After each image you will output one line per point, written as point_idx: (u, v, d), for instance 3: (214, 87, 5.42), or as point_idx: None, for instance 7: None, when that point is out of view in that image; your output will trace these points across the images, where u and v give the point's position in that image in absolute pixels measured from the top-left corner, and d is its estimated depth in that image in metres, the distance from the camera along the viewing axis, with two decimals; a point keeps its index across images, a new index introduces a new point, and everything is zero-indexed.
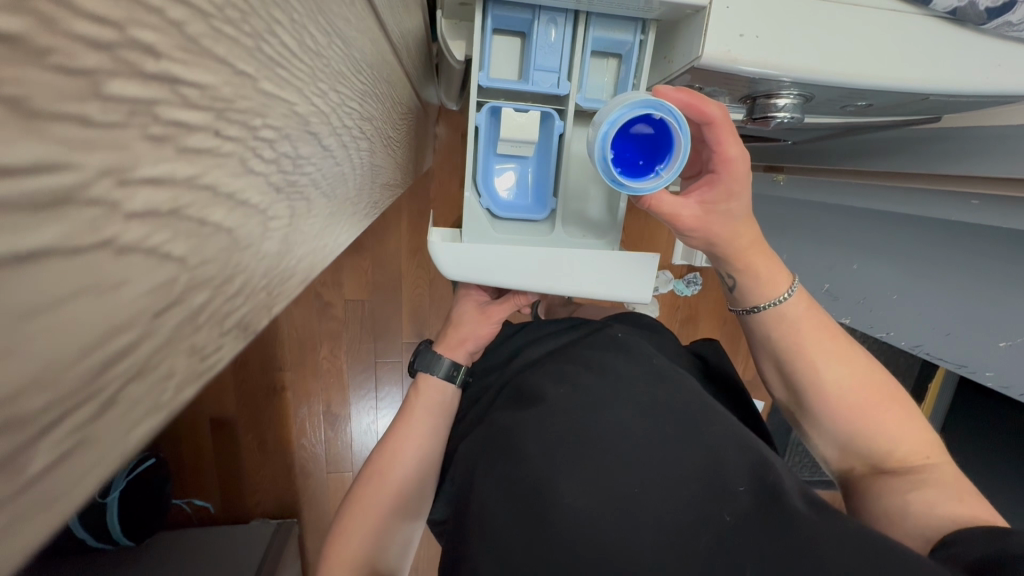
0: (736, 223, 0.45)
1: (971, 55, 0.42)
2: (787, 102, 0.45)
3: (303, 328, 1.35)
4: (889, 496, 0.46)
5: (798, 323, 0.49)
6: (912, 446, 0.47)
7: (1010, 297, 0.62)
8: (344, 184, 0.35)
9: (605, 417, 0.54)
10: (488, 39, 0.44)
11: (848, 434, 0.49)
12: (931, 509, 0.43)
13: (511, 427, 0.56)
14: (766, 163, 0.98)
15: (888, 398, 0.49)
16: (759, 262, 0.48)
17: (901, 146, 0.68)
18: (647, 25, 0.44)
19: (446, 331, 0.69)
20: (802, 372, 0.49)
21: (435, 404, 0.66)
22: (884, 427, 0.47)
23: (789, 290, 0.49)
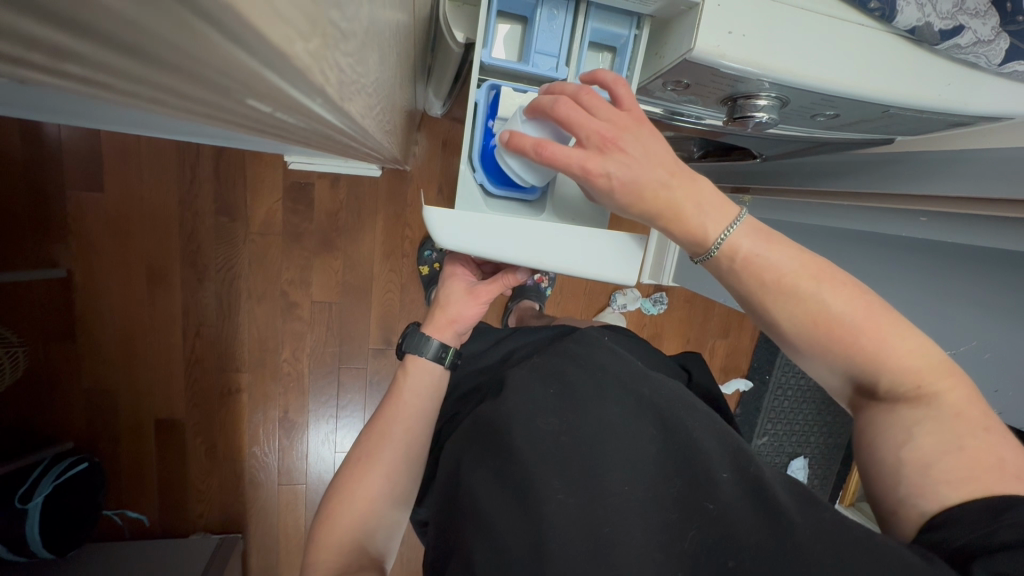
0: (642, 178, 0.40)
1: (926, 71, 0.47)
2: (766, 103, 0.49)
3: (265, 328, 1.30)
4: (884, 451, 0.46)
5: (745, 265, 0.45)
6: (898, 374, 0.44)
7: (953, 308, 0.67)
8: (368, 54, 0.35)
9: (593, 413, 0.53)
10: (492, 20, 0.45)
11: (823, 361, 0.47)
12: (929, 469, 0.43)
13: (499, 419, 0.55)
14: (735, 184, 1.04)
15: (867, 325, 0.44)
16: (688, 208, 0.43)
17: (864, 166, 0.74)
18: (641, 20, 0.47)
19: (434, 310, 0.68)
20: (759, 309, 0.47)
21: (424, 383, 0.64)
22: (861, 356, 0.45)
23: (726, 230, 0.44)
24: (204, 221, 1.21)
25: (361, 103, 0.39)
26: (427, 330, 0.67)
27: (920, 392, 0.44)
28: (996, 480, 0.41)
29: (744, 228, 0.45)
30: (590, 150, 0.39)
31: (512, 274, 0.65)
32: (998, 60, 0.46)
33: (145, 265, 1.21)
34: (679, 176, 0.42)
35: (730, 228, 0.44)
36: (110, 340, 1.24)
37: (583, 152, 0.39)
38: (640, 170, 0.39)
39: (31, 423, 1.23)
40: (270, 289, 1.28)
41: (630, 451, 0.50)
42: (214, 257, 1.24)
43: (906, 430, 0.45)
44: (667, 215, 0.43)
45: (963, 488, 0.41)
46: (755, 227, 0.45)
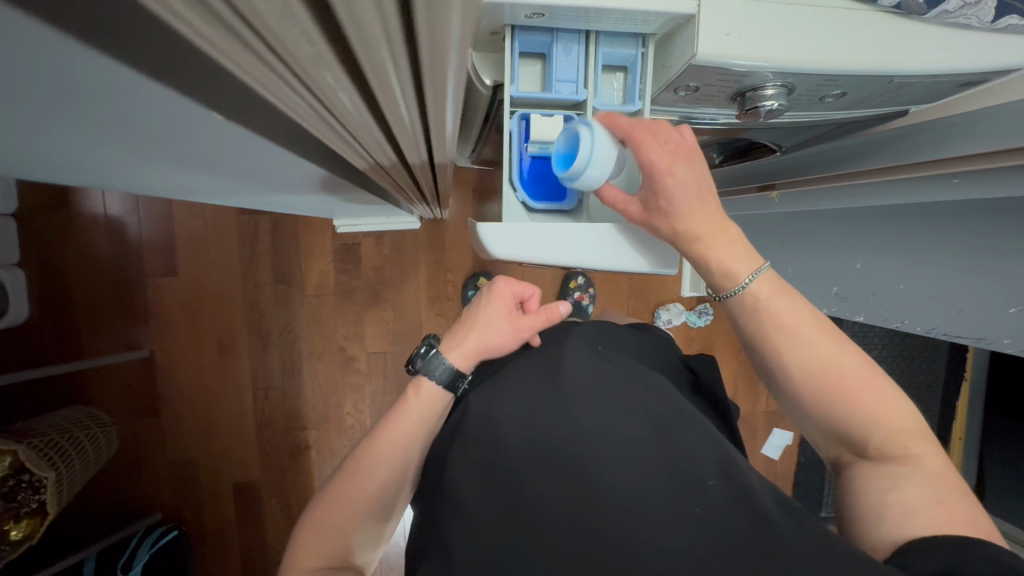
0: (688, 204, 0.47)
1: (920, 39, 0.50)
2: (773, 92, 0.53)
3: (327, 384, 1.37)
4: (867, 496, 0.46)
5: (758, 310, 0.49)
6: (891, 432, 0.46)
7: (1008, 264, 0.66)
8: (442, 96, 0.39)
9: (585, 411, 0.55)
10: (515, 60, 0.51)
11: (822, 414, 0.49)
12: (913, 515, 0.43)
13: (494, 421, 0.56)
14: (760, 182, 1.06)
15: (867, 377, 0.48)
16: (716, 250, 0.49)
17: (887, 143, 0.76)
18: (646, 39, 0.52)
19: (459, 329, 0.68)
20: (768, 355, 0.49)
21: (428, 408, 0.64)
22: (860, 411, 0.47)
23: (753, 274, 0.49)
24: (264, 289, 1.32)
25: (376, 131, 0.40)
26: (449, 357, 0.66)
27: (906, 453, 0.46)
28: (973, 531, 0.41)
29: (765, 281, 0.49)
30: (669, 152, 0.45)
31: (550, 310, 0.68)
32: (990, 17, 0.48)
33: (216, 338, 1.32)
34: (708, 202, 0.48)
35: (751, 275, 0.49)
36: (188, 411, 1.33)
37: (663, 151, 0.45)
38: (691, 180, 0.46)
39: (122, 497, 1.31)
40: (329, 346, 1.36)
41: (620, 458, 0.51)
42: (276, 322, 1.34)
43: (891, 480, 0.45)
44: (696, 244, 0.49)
45: (941, 529, 0.41)
46: (771, 280, 0.50)
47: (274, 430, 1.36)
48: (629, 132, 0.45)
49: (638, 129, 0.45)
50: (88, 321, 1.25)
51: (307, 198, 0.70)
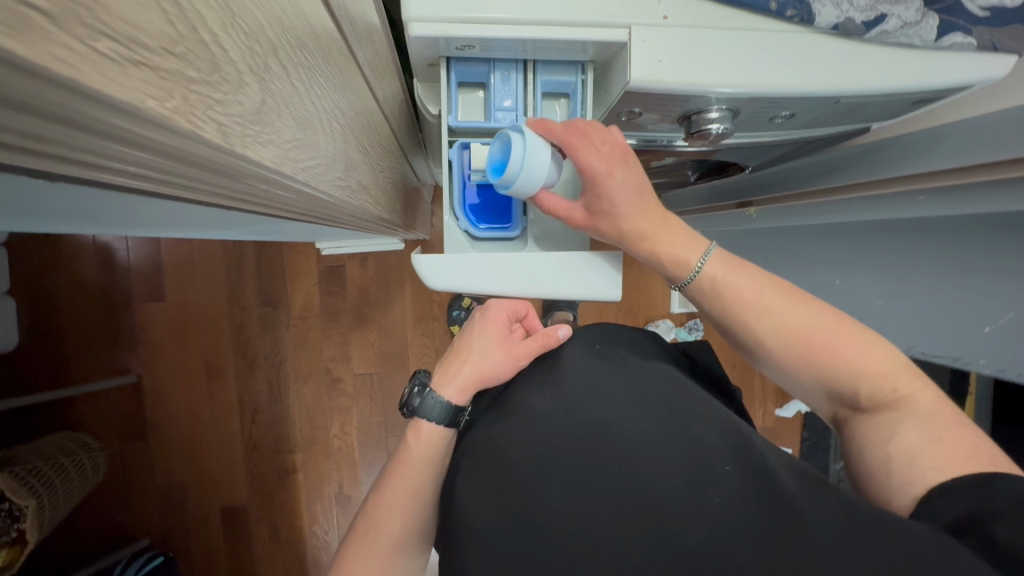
0: (629, 204, 0.48)
1: (865, 60, 0.49)
2: (718, 115, 0.53)
3: (313, 406, 1.37)
4: (872, 445, 0.46)
5: (722, 288, 0.51)
6: (875, 380, 0.46)
7: (980, 282, 0.64)
8: (367, 141, 0.38)
9: (580, 400, 0.47)
10: (453, 91, 0.51)
11: (802, 375, 0.49)
12: (917, 459, 0.42)
13: (487, 435, 0.49)
14: (739, 199, 1.05)
15: (839, 331, 0.48)
16: (666, 243, 0.51)
17: (857, 160, 0.75)
18: (585, 66, 0.52)
19: (452, 358, 0.59)
20: (740, 328, 0.51)
21: (436, 451, 0.55)
22: (837, 364, 0.47)
23: (703, 257, 0.51)
24: (250, 313, 1.33)
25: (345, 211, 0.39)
26: (443, 389, 0.56)
27: (897, 396, 0.45)
28: (980, 465, 0.40)
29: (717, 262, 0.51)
30: (606, 154, 0.46)
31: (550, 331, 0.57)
32: (933, 37, 0.48)
33: (203, 362, 1.33)
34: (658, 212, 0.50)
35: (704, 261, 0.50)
36: (176, 436, 1.33)
37: (600, 155, 0.45)
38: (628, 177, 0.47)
39: (110, 524, 1.30)
40: (315, 368, 1.36)
41: (628, 449, 0.44)
42: (262, 345, 1.34)
43: (890, 427, 0.45)
44: (638, 241, 0.50)
45: (951, 470, 0.41)
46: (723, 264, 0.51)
47: (260, 453, 1.36)
48: (564, 136, 0.46)
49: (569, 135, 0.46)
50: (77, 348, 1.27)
51: (270, 228, 0.70)
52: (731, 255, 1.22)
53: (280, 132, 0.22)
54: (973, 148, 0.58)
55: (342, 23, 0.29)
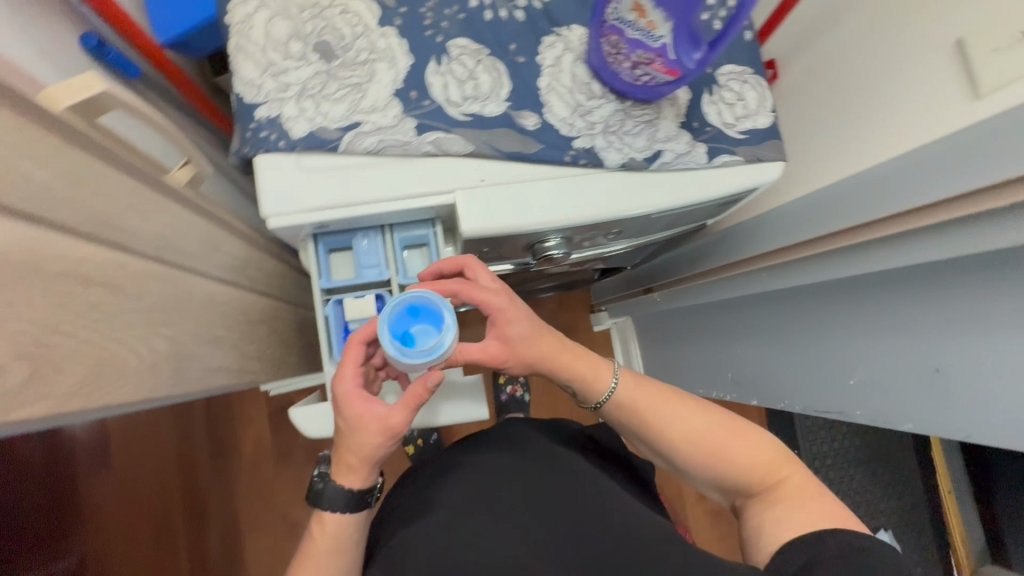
0: (531, 341, 0.58)
1: (657, 184, 0.60)
2: (554, 242, 0.62)
3: (270, 556, 1.31)
4: (758, 524, 0.52)
5: (631, 399, 0.60)
6: (754, 468, 0.54)
7: (836, 339, 0.72)
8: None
9: (491, 516, 0.57)
10: (323, 259, 0.60)
11: (708, 471, 0.57)
12: (779, 522, 0.49)
13: (406, 548, 0.57)
14: (644, 286, 1.15)
15: (728, 431, 0.57)
16: (578, 367, 0.60)
17: (717, 247, 0.86)
18: (435, 221, 0.61)
19: (336, 447, 0.54)
20: (653, 432, 0.59)
21: (341, 539, 0.55)
22: (728, 460, 0.55)
23: (614, 379, 0.61)
24: (201, 467, 1.32)
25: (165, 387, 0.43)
26: (344, 481, 0.54)
27: (774, 480, 0.53)
28: (829, 523, 0.47)
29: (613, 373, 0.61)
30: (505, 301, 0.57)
31: (421, 379, 0.51)
32: (705, 159, 0.61)
33: (152, 529, 1.28)
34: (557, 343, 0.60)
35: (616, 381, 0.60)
36: None
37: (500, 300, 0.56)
38: (517, 309, 0.57)
39: None
40: (271, 515, 1.32)
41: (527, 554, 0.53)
42: (215, 499, 1.32)
43: (774, 515, 0.50)
44: (551, 369, 0.60)
45: (800, 529, 0.47)
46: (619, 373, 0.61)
47: None
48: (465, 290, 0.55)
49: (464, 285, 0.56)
50: None
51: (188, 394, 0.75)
52: (657, 335, 1.30)
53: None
54: (783, 231, 0.68)
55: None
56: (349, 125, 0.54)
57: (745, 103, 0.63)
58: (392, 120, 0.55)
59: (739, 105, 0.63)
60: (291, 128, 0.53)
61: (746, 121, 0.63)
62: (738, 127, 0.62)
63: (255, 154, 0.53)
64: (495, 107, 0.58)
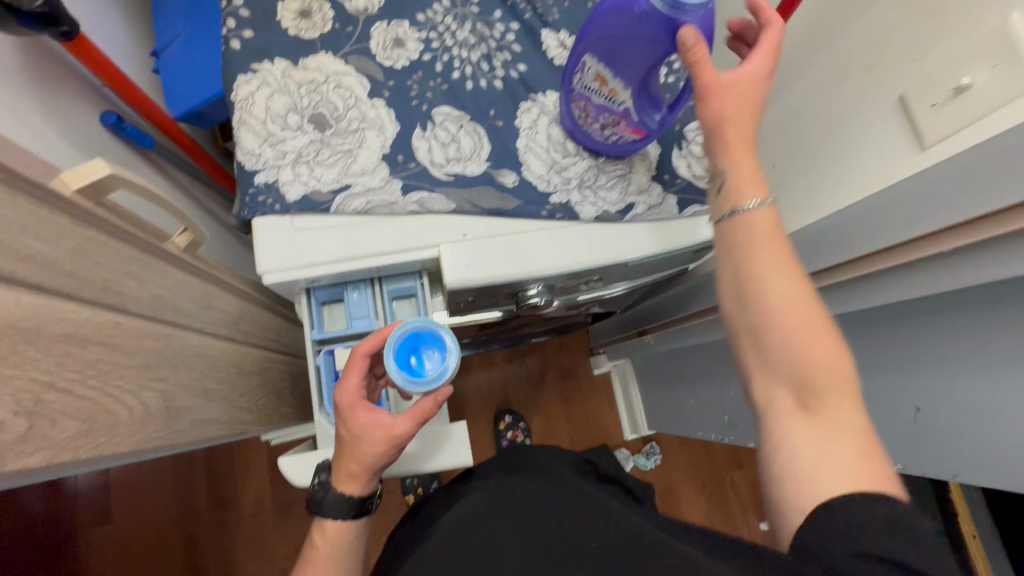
0: (723, 115, 0.45)
1: (632, 235, 0.63)
2: (535, 291, 0.65)
3: None
4: (779, 441, 0.40)
5: (748, 229, 0.43)
6: (820, 373, 0.39)
7: None
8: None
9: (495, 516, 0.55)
10: (316, 311, 0.63)
11: (777, 348, 0.41)
12: (807, 451, 0.38)
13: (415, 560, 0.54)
14: (638, 327, 1.16)
15: (819, 327, 0.40)
16: (739, 158, 0.45)
17: (699, 291, 0.89)
18: (423, 273, 0.65)
19: (337, 456, 0.56)
20: (738, 273, 0.43)
21: (340, 544, 0.57)
22: (799, 357, 0.40)
23: (759, 198, 0.43)
24: (202, 518, 1.32)
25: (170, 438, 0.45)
26: (344, 489, 0.55)
27: (824, 401, 0.39)
28: (878, 481, 0.36)
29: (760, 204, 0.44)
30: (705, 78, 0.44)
31: (428, 395, 0.55)
32: (676, 209, 0.64)
33: None
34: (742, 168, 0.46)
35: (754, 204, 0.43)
36: None
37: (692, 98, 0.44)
38: (743, 109, 0.45)
39: None
40: (269, 569, 1.31)
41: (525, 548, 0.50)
42: (214, 551, 1.31)
43: (795, 437, 0.39)
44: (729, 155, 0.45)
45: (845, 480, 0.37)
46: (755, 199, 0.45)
47: None
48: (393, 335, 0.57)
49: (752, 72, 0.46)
50: None
51: None
52: (655, 376, 1.30)
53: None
54: None
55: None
56: (340, 188, 0.59)
57: None
58: (380, 182, 0.60)
59: None
60: (286, 192, 0.58)
61: None
62: (708, 178, 0.66)
63: (253, 217, 0.57)
64: (475, 167, 0.62)
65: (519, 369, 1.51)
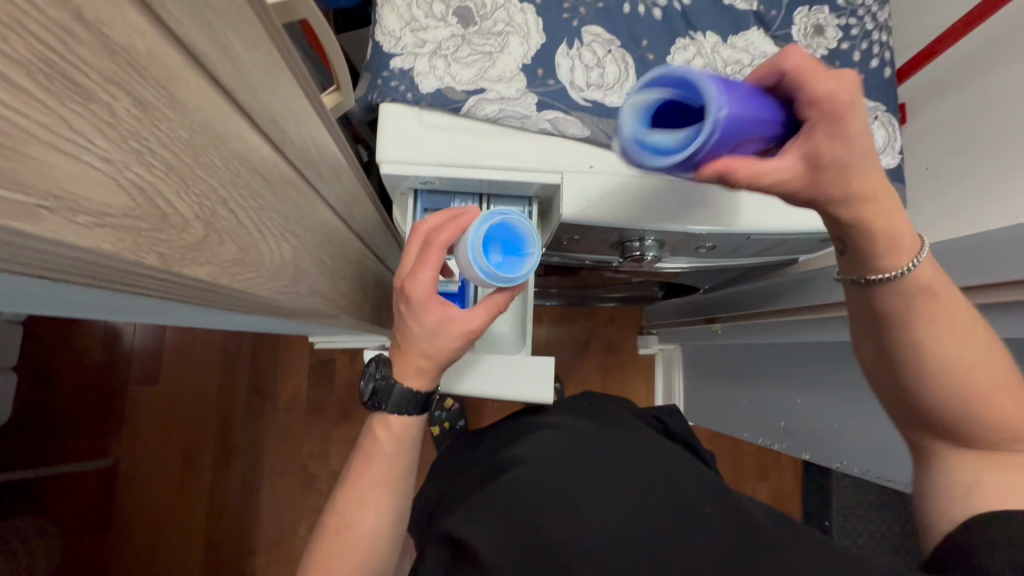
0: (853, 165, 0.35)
1: (770, 205, 0.58)
2: (647, 244, 0.61)
3: (284, 504, 1.34)
4: (956, 473, 0.41)
5: (919, 292, 0.40)
6: (997, 422, 0.40)
7: None
8: (326, 261, 0.46)
9: (586, 460, 0.56)
10: (420, 216, 0.61)
11: (960, 404, 0.40)
12: (982, 487, 0.39)
13: (511, 482, 0.54)
14: (705, 314, 1.12)
15: (1000, 382, 0.40)
16: (884, 219, 0.38)
17: (793, 288, 0.83)
18: (533, 201, 0.62)
19: (403, 350, 0.54)
20: (904, 337, 0.41)
21: (401, 444, 0.56)
22: (983, 409, 0.40)
23: (917, 257, 0.39)
24: (238, 403, 1.36)
25: (315, 309, 0.44)
26: (410, 385, 0.54)
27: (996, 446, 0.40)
28: None
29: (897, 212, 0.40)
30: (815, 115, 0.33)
31: (504, 292, 0.54)
32: None
33: (183, 451, 1.34)
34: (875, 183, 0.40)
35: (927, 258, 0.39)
36: (138, 530, 1.29)
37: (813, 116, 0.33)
38: (869, 155, 0.34)
39: None
40: (292, 464, 1.35)
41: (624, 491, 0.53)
42: (244, 436, 1.36)
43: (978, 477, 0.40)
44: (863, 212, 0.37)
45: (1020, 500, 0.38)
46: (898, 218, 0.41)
47: (222, 555, 1.30)
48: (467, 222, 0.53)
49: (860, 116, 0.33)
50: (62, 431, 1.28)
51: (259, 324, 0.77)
52: (706, 369, 1.26)
53: (249, 246, 0.30)
54: None
55: (307, 170, 0.38)
56: (474, 90, 0.55)
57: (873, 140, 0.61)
58: (515, 93, 0.56)
59: None
60: (420, 83, 0.54)
61: None
62: None
63: (381, 101, 0.54)
64: (616, 98, 0.57)
65: (565, 331, 1.49)
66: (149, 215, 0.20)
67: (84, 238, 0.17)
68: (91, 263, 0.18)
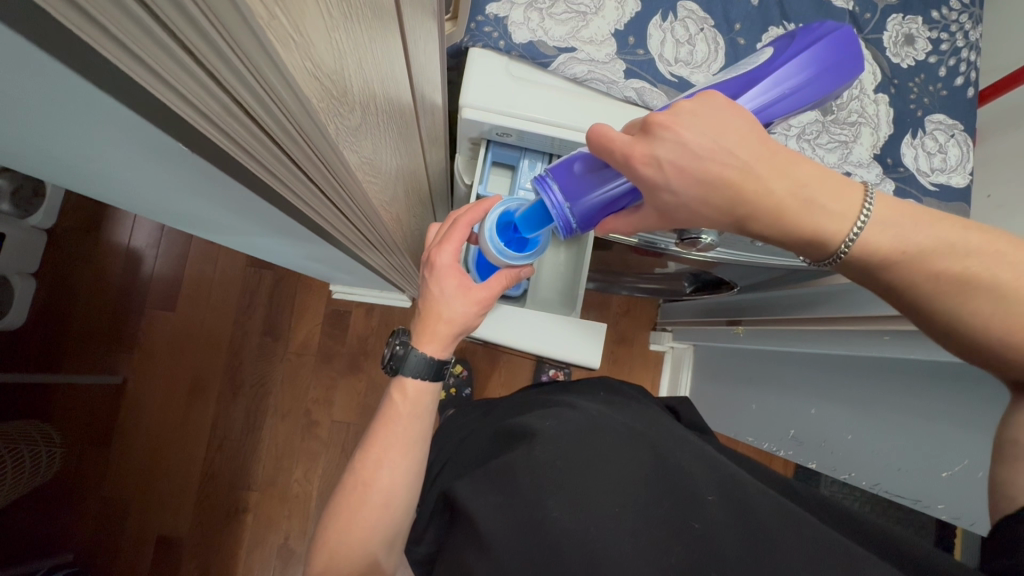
0: (707, 146, 0.37)
1: None
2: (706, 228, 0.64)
3: (282, 444, 1.35)
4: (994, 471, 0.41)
5: (913, 261, 0.38)
6: None
7: (938, 428, 0.68)
8: (408, 191, 0.47)
9: (596, 447, 0.52)
10: (487, 167, 0.62)
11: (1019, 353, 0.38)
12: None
13: (511, 461, 0.50)
14: (729, 316, 1.12)
15: None
16: (813, 188, 0.38)
17: (816, 298, 0.82)
18: None
19: (422, 315, 0.55)
20: (943, 309, 0.39)
21: (417, 409, 0.55)
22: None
23: (859, 215, 0.38)
24: (250, 340, 1.37)
25: (385, 235, 0.45)
26: (428, 349, 0.54)
27: None
28: None
29: (812, 167, 0.38)
30: (633, 138, 0.39)
31: (513, 269, 0.56)
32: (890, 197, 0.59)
33: (189, 379, 1.34)
34: (768, 146, 0.38)
35: (867, 210, 0.38)
36: (136, 449, 1.31)
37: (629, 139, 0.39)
38: (726, 144, 0.37)
39: (39, 531, 1.23)
40: (295, 407, 1.36)
41: (632, 483, 0.49)
42: (251, 373, 1.36)
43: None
44: (783, 207, 0.38)
45: None
46: (821, 170, 0.39)
47: (215, 485, 1.32)
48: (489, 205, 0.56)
49: (635, 157, 0.39)
50: (74, 343, 1.29)
51: (301, 257, 0.78)
52: (719, 371, 1.27)
53: (360, 149, 0.30)
54: None
55: (418, 93, 0.39)
56: (565, 48, 0.55)
57: (946, 157, 0.61)
58: (605, 57, 0.55)
59: (939, 157, 0.61)
60: (513, 33, 0.54)
61: (940, 174, 0.60)
62: (933, 178, 0.60)
63: (471, 45, 0.54)
64: (702, 78, 0.57)
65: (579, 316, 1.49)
66: (308, 62, 0.20)
67: (257, 46, 0.17)
68: (252, 80, 0.18)
